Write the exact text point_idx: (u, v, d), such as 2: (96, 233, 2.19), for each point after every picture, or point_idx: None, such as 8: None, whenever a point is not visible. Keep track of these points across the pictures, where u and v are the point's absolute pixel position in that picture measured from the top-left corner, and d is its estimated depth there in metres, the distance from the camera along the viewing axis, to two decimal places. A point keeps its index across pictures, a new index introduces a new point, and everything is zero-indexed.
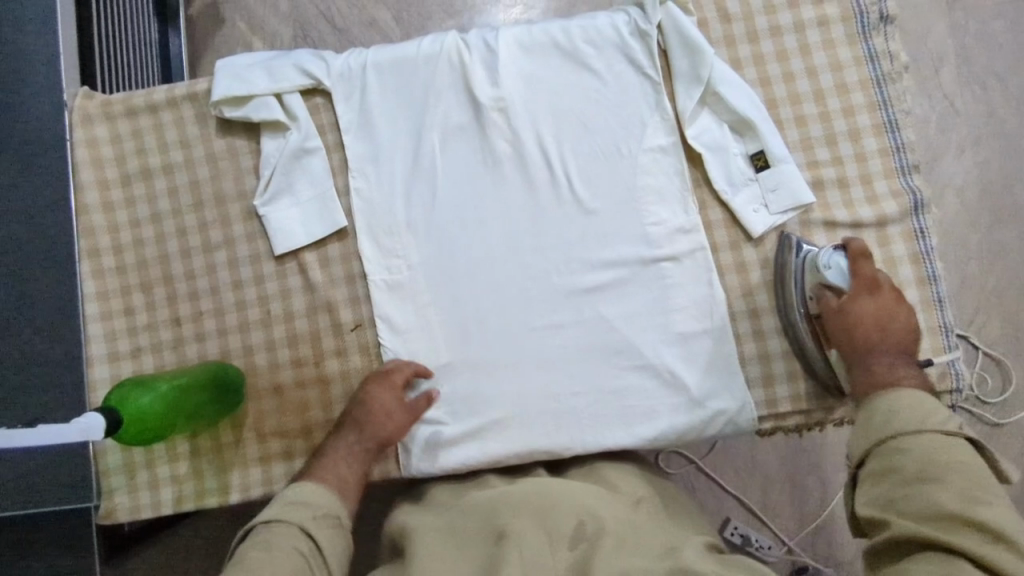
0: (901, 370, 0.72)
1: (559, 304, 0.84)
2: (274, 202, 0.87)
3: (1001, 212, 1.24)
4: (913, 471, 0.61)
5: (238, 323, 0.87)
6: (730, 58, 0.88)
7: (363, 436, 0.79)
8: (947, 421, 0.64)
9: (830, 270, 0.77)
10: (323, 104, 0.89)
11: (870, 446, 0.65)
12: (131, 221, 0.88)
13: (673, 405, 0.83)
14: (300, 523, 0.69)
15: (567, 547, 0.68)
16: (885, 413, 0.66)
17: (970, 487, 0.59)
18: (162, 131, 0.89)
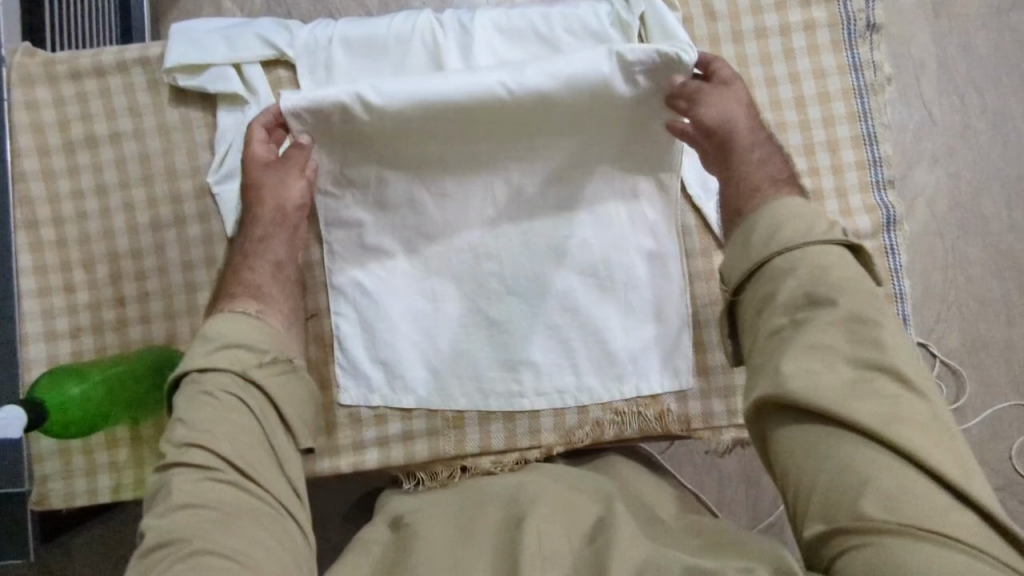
0: (765, 165, 0.75)
1: (510, 247, 0.82)
2: (229, 179, 0.82)
3: (969, 224, 1.25)
4: (801, 299, 0.63)
5: (187, 306, 0.82)
6: (713, 58, 0.85)
7: (255, 233, 0.77)
8: (832, 230, 0.66)
9: None
10: (286, 78, 0.84)
11: (752, 266, 0.67)
12: (74, 192, 0.83)
13: (609, 370, 0.82)
14: (242, 372, 0.67)
15: (585, 541, 0.65)
16: (767, 223, 0.68)
17: (856, 321, 0.60)
18: (110, 96, 0.83)
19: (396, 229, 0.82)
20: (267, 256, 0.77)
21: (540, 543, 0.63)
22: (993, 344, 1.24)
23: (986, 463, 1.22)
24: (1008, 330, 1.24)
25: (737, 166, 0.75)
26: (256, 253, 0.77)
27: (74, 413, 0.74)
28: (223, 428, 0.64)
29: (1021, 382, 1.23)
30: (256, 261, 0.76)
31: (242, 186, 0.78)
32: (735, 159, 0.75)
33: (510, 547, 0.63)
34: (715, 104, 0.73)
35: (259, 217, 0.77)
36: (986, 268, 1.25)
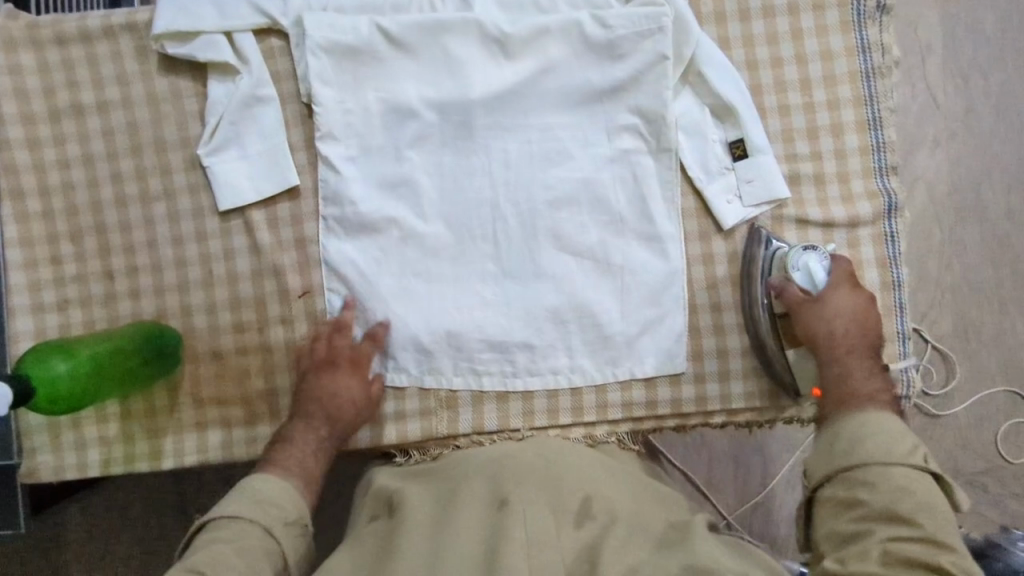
0: (875, 381, 0.71)
1: (508, 221, 0.81)
2: (220, 152, 0.80)
3: (967, 210, 1.25)
4: (876, 510, 0.60)
5: (177, 281, 0.81)
6: (718, 37, 0.83)
7: (322, 424, 0.75)
8: (914, 454, 0.64)
9: (798, 271, 0.77)
10: (278, 48, 0.81)
11: (834, 471, 0.65)
12: (60, 162, 0.81)
13: (601, 349, 0.82)
14: (267, 526, 0.66)
15: (572, 524, 0.64)
16: (849, 437, 0.66)
17: (925, 508, 0.59)
18: (96, 63, 0.81)
19: (389, 202, 0.81)
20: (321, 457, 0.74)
21: (525, 527, 0.62)
22: (984, 331, 1.24)
23: (972, 448, 1.23)
24: (1000, 318, 1.24)
25: (838, 373, 0.72)
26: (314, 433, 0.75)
27: (62, 390, 0.73)
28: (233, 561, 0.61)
29: (1010, 368, 1.24)
30: (301, 447, 0.73)
31: (296, 389, 0.77)
32: (833, 367, 0.72)
33: (494, 529, 0.63)
34: (813, 317, 0.74)
35: (337, 425, 0.76)
36: (981, 256, 1.24)
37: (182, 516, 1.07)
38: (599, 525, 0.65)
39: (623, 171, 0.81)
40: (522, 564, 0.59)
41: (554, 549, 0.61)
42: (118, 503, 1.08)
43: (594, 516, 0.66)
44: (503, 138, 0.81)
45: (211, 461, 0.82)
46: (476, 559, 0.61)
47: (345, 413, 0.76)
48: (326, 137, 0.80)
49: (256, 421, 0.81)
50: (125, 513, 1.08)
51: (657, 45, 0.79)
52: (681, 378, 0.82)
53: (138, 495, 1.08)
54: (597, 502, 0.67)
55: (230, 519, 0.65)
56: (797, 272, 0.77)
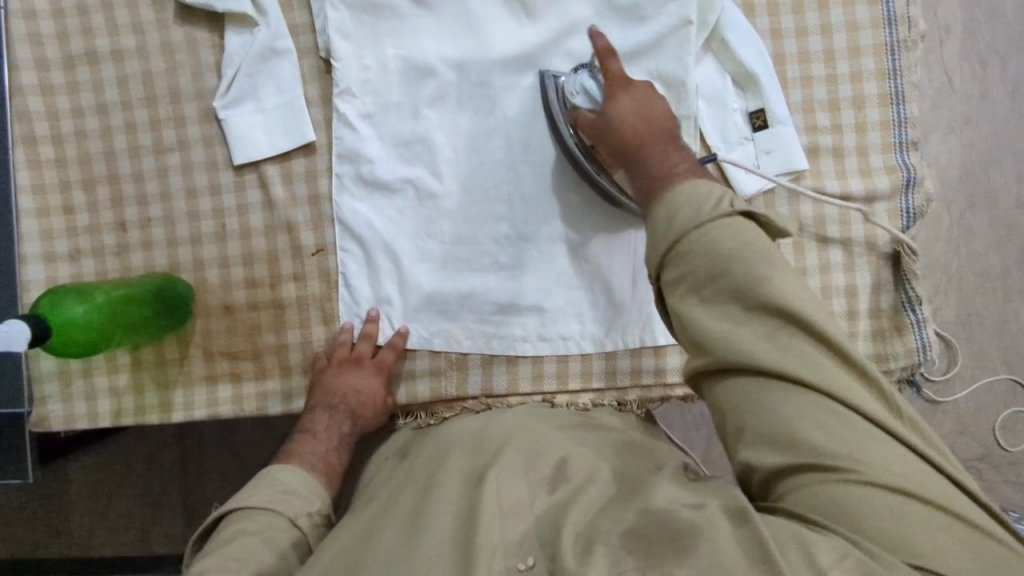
0: (673, 157, 0.66)
1: (525, 186, 0.80)
2: (236, 105, 0.79)
3: (979, 195, 1.24)
4: (704, 278, 0.57)
5: (190, 234, 0.81)
6: (744, 4, 0.81)
7: (350, 421, 0.79)
8: (721, 204, 0.59)
9: (578, 96, 0.74)
10: (297, 1, 0.80)
11: (662, 255, 0.59)
12: (75, 110, 0.80)
13: (613, 317, 0.81)
14: (292, 517, 0.70)
15: (545, 492, 0.61)
16: (666, 211, 0.60)
17: (741, 254, 0.56)
18: (111, 9, 0.79)
19: (405, 163, 0.80)
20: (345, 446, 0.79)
21: (498, 500, 0.59)
22: (990, 318, 1.24)
23: (970, 434, 1.24)
24: (1005, 306, 1.24)
25: (640, 163, 0.67)
26: (341, 428, 0.79)
27: (73, 334, 0.73)
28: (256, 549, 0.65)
29: (1014, 356, 1.24)
30: (321, 441, 0.78)
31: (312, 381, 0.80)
32: (636, 160, 0.67)
33: (469, 505, 0.60)
34: (613, 110, 0.70)
35: (365, 422, 0.80)
36: (990, 242, 1.24)
37: (183, 472, 1.08)
38: (572, 486, 0.61)
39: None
40: (495, 540, 0.56)
41: (527, 517, 0.58)
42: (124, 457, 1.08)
43: (569, 479, 0.62)
44: (520, 99, 0.80)
45: (220, 415, 0.82)
46: (450, 533, 0.58)
47: (371, 413, 0.80)
48: (345, 94, 0.79)
49: (266, 376, 0.81)
50: (131, 467, 1.08)
51: (680, 8, 0.77)
52: None
53: (144, 450, 1.08)
54: (573, 466, 0.64)
55: (257, 516, 0.69)
56: (576, 96, 0.75)
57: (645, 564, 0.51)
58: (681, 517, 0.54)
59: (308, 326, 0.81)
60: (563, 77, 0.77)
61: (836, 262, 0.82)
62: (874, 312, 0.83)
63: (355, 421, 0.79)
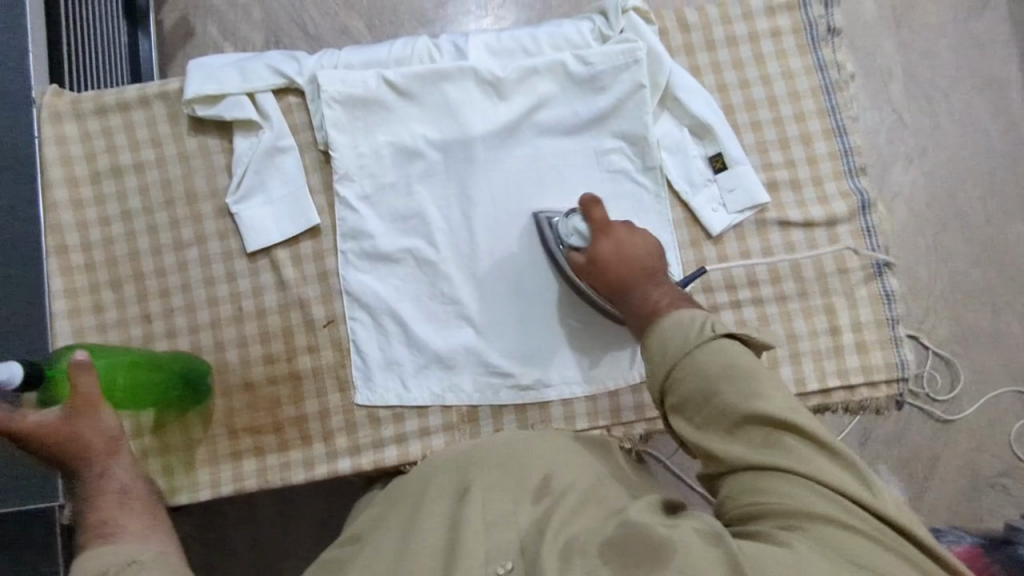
0: (657, 293, 0.76)
1: (514, 245, 0.88)
2: (246, 199, 0.88)
3: (947, 218, 1.32)
4: (699, 400, 0.64)
5: (210, 319, 0.87)
6: (690, 65, 0.92)
7: (92, 461, 0.67)
8: (705, 329, 0.67)
9: (570, 236, 0.82)
10: (296, 104, 0.90)
11: (661, 384, 0.67)
12: (102, 219, 0.89)
13: (613, 356, 0.87)
14: (133, 559, 0.61)
15: (530, 502, 0.65)
16: (656, 345, 0.69)
17: (726, 379, 0.63)
18: (133, 128, 0.90)
19: (404, 235, 0.88)
20: (114, 488, 0.67)
21: (482, 513, 0.64)
22: (981, 333, 1.29)
23: (985, 449, 1.26)
24: (993, 319, 1.29)
25: (640, 305, 0.76)
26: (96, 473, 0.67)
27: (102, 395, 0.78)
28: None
29: (1011, 367, 1.28)
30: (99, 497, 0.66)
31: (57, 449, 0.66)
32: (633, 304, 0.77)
33: (454, 519, 0.65)
34: (603, 255, 0.79)
35: (97, 454, 0.67)
36: (968, 260, 1.31)
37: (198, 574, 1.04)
38: (556, 498, 0.66)
39: (616, 189, 0.89)
40: (478, 548, 0.61)
41: (508, 529, 0.63)
42: None
43: (553, 492, 0.66)
44: (500, 169, 0.89)
45: (247, 490, 0.86)
46: (436, 549, 0.63)
47: (98, 445, 0.68)
48: (345, 181, 0.88)
49: (288, 447, 0.86)
50: None
51: (634, 75, 0.87)
52: None
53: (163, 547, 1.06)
54: (557, 479, 0.68)
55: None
56: (571, 237, 0.82)
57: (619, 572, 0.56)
58: (657, 531, 0.58)
59: (324, 395, 0.87)
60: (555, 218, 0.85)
61: (811, 285, 0.89)
62: (856, 328, 0.88)
63: (109, 462, 0.68)
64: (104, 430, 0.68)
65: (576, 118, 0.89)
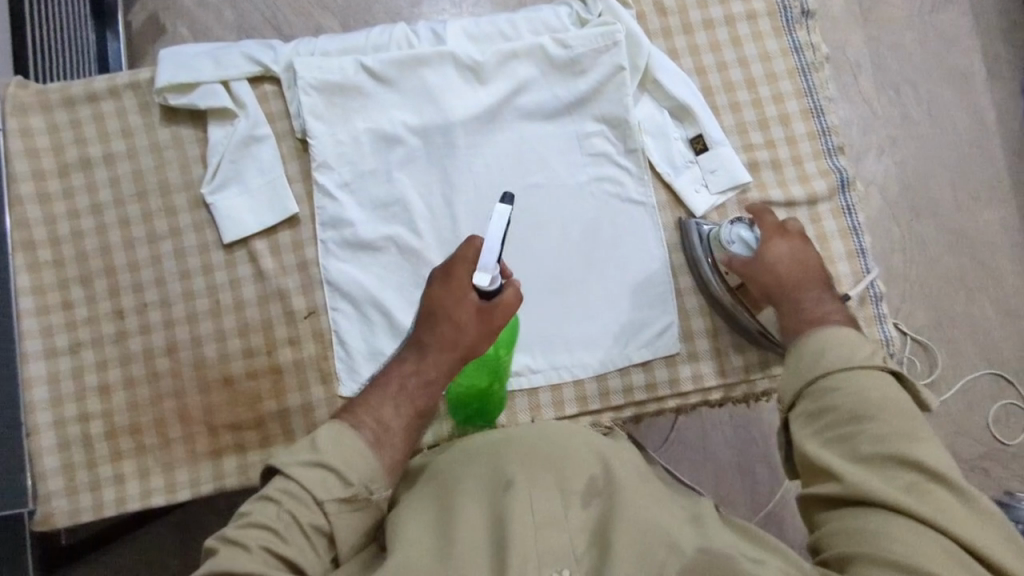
0: (829, 305, 0.73)
1: (499, 232, 0.87)
2: (222, 189, 0.86)
3: (920, 206, 1.34)
4: (847, 415, 0.63)
5: (186, 314, 0.84)
6: (668, 49, 0.92)
7: (426, 355, 0.71)
8: (874, 358, 0.66)
9: (733, 243, 0.81)
10: (272, 92, 0.88)
11: (802, 388, 0.67)
12: (70, 213, 0.86)
13: (601, 340, 0.86)
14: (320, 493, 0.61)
15: (579, 505, 0.65)
16: (814, 349, 0.68)
17: (887, 409, 0.62)
18: (102, 120, 0.87)
19: (385, 223, 0.86)
20: (423, 395, 0.70)
21: (530, 511, 0.62)
22: (957, 318, 1.31)
23: (966, 432, 1.27)
24: (968, 304, 1.31)
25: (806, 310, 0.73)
26: (415, 369, 0.70)
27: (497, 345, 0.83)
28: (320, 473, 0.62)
29: (986, 350, 1.30)
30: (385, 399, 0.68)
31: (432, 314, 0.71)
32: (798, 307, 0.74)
33: (498, 519, 0.62)
34: (771, 258, 0.77)
35: (442, 360, 0.71)
36: (942, 246, 1.33)
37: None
38: (606, 498, 0.65)
39: (599, 172, 0.88)
40: (528, 553, 0.60)
41: (560, 532, 0.62)
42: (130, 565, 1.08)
43: (601, 492, 0.65)
44: (482, 154, 0.88)
45: (228, 488, 0.83)
46: (483, 558, 0.60)
47: (451, 357, 0.71)
48: (322, 168, 0.86)
49: (271, 443, 0.83)
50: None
51: (613, 57, 0.87)
52: (676, 358, 0.86)
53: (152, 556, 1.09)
54: (603, 477, 0.66)
55: (296, 470, 0.61)
56: (733, 244, 0.81)
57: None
58: (742, 565, 0.59)
59: (307, 388, 0.84)
60: (705, 224, 0.86)
61: None
62: None
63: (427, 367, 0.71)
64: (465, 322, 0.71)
65: (556, 101, 0.88)
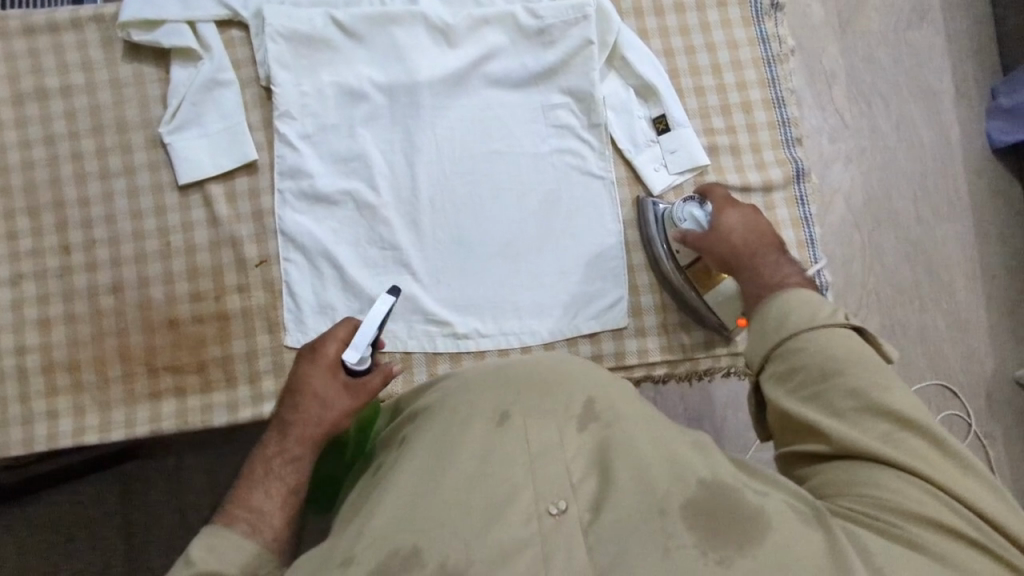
0: (785, 269, 0.74)
1: (460, 194, 0.87)
2: (180, 130, 0.85)
3: (881, 219, 1.33)
4: (817, 373, 0.62)
5: (135, 253, 0.83)
6: (638, 28, 0.93)
7: (290, 437, 0.69)
8: (837, 313, 0.66)
9: (685, 221, 0.82)
10: (239, 38, 0.88)
11: (771, 347, 0.66)
12: (22, 143, 0.84)
13: (554, 309, 0.87)
14: None
15: (576, 428, 0.61)
16: (778, 312, 0.67)
17: (855, 363, 0.61)
18: (62, 51, 0.86)
19: (344, 177, 0.86)
20: (295, 475, 0.68)
21: (527, 441, 0.59)
22: (910, 327, 1.30)
23: None
24: (920, 315, 1.31)
25: (761, 274, 0.73)
26: (281, 450, 0.68)
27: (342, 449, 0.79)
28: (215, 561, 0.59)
29: (935, 363, 1.29)
30: (263, 484, 0.66)
31: (293, 396, 0.71)
32: (756, 272, 0.74)
33: (494, 446, 0.59)
34: (724, 228, 0.78)
35: (308, 437, 0.69)
36: (899, 258, 1.32)
37: (124, 545, 1.06)
38: (603, 425, 0.61)
39: (561, 144, 0.89)
40: (527, 480, 0.57)
41: (557, 461, 0.58)
42: (66, 522, 1.06)
43: (598, 417, 0.61)
44: (447, 117, 0.88)
45: (164, 432, 0.82)
46: (480, 483, 0.57)
47: (317, 432, 0.69)
48: (285, 117, 0.86)
49: (212, 388, 0.83)
50: (71, 534, 1.06)
51: (582, 31, 0.88)
52: (623, 332, 0.87)
53: (88, 516, 1.07)
54: (601, 402, 0.62)
55: None
56: (684, 222, 0.82)
57: (705, 545, 0.52)
58: (747, 497, 0.55)
59: (253, 336, 0.84)
60: (662, 202, 0.87)
61: None
62: None
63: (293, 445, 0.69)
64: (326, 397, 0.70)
65: (524, 70, 0.89)
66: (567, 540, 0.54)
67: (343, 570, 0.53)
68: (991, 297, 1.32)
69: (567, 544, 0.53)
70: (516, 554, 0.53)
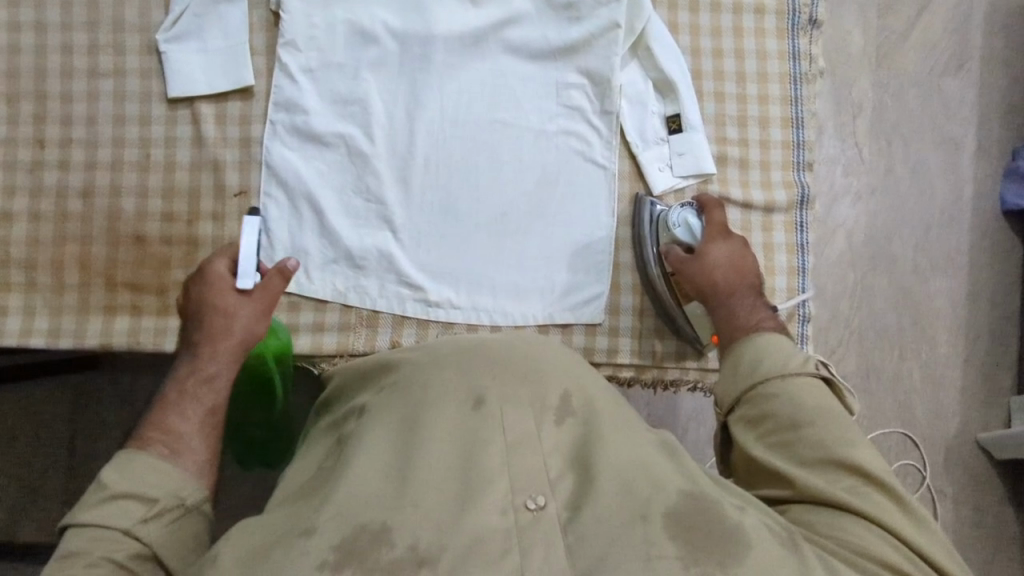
0: (760, 312, 0.74)
1: (457, 161, 0.84)
2: (179, 41, 0.81)
3: (879, 260, 1.31)
4: (785, 421, 0.62)
5: (112, 160, 0.80)
6: (669, 21, 0.90)
7: (198, 355, 0.66)
8: (807, 363, 0.66)
9: (678, 227, 0.79)
10: None
11: (743, 391, 0.66)
12: (10, 24, 0.80)
13: (532, 293, 0.85)
14: (127, 528, 0.54)
15: (553, 422, 0.58)
16: (752, 355, 0.67)
17: (821, 415, 0.61)
18: None
19: (340, 119, 0.83)
20: (211, 394, 0.65)
21: (503, 430, 0.56)
22: (884, 373, 1.29)
23: None
24: (898, 362, 1.30)
25: (735, 313, 0.73)
26: (192, 370, 0.66)
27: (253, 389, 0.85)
28: (146, 484, 0.57)
29: (902, 412, 1.29)
30: (178, 405, 0.63)
31: (193, 315, 0.69)
32: (729, 311, 0.74)
33: (469, 432, 0.56)
34: (713, 255, 0.76)
35: (219, 352, 0.67)
36: (887, 303, 1.31)
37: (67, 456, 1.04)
38: (581, 421, 0.59)
39: (569, 125, 0.86)
40: (501, 470, 0.54)
41: (536, 453, 0.55)
42: (15, 419, 1.05)
43: (575, 412, 0.60)
44: (457, 76, 0.85)
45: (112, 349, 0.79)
46: (448, 467, 0.54)
47: (227, 345, 0.67)
48: (289, 47, 0.82)
49: (169, 312, 0.80)
50: (19, 430, 1.05)
51: (611, 13, 0.85)
52: (596, 328, 0.85)
53: (38, 418, 1.05)
54: (579, 397, 0.60)
55: (91, 513, 0.54)
56: (678, 228, 0.79)
57: (687, 559, 0.49)
58: (723, 512, 0.53)
59: None
60: (660, 204, 0.84)
61: None
62: None
63: (202, 363, 0.66)
64: (224, 310, 0.68)
65: (544, 43, 0.86)
66: (545, 536, 0.50)
67: (305, 540, 0.49)
68: (970, 357, 1.31)
69: (545, 540, 0.50)
70: (491, 543, 0.49)
